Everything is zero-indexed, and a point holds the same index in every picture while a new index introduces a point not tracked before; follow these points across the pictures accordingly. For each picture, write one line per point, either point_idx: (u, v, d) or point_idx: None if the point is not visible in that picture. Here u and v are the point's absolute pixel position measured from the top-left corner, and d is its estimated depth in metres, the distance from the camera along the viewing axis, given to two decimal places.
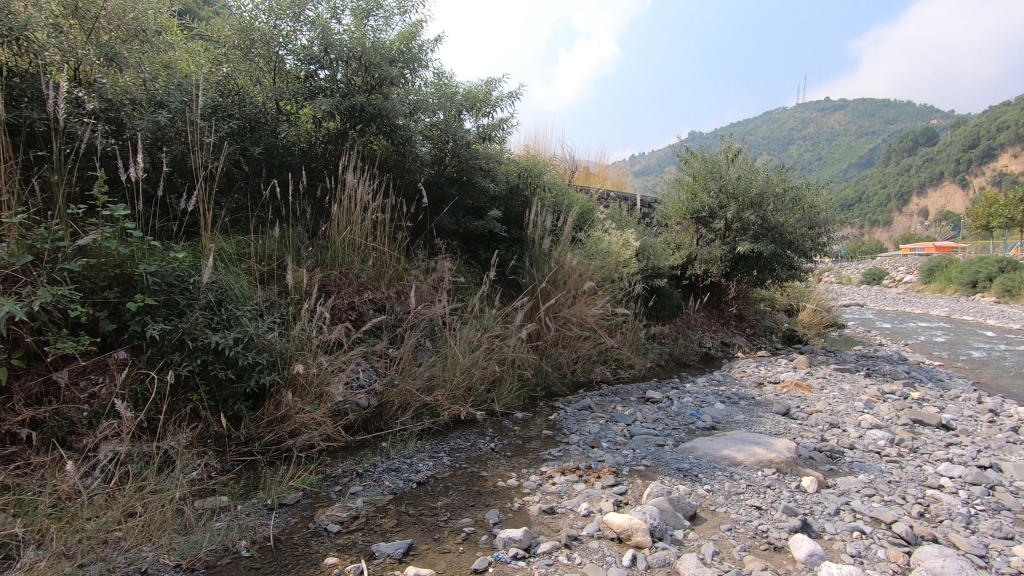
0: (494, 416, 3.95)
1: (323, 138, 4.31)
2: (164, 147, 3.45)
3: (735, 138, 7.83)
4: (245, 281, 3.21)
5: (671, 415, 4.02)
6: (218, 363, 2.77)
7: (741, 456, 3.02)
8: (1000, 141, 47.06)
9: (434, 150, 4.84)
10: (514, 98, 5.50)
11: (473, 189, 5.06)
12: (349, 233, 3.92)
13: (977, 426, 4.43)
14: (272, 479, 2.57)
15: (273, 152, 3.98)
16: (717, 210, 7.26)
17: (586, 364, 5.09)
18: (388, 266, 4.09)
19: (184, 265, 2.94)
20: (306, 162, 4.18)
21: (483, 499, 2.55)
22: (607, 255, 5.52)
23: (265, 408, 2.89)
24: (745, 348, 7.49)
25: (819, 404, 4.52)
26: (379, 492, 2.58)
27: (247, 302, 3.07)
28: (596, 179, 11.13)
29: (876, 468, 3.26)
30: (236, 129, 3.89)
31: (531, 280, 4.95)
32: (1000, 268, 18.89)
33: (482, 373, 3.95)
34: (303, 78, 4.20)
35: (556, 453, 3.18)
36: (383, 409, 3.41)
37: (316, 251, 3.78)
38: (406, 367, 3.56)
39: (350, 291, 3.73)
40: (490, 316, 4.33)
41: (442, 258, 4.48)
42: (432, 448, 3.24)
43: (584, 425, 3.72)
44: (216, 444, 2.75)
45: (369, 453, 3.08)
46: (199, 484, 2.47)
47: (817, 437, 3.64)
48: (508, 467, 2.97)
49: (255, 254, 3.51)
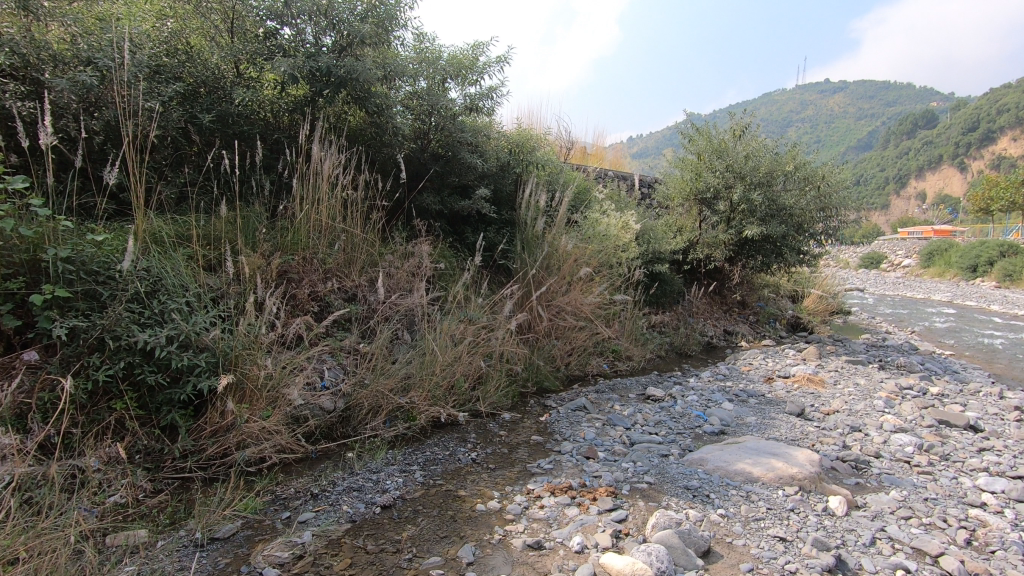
0: (479, 417, 3.57)
1: (288, 106, 3.83)
2: (95, 113, 2.97)
3: (744, 114, 7.34)
4: (186, 267, 2.76)
5: (675, 416, 3.64)
6: (147, 367, 2.36)
7: (757, 470, 2.62)
8: (1001, 123, 46.45)
9: (416, 123, 4.44)
10: (503, 64, 5.02)
11: (459, 165, 4.62)
12: (314, 213, 3.47)
13: (1005, 427, 4.07)
14: (208, 505, 2.17)
15: (227, 121, 3.49)
16: (722, 190, 6.80)
17: (581, 357, 4.72)
18: (360, 250, 3.66)
19: (107, 250, 2.49)
20: (266, 133, 3.71)
21: (457, 529, 2.15)
22: (605, 239, 5.11)
23: (207, 416, 2.50)
24: (749, 337, 7.13)
25: (836, 402, 4.14)
26: (334, 520, 2.18)
27: (186, 292, 2.63)
28: (594, 158, 10.68)
29: (908, 482, 2.87)
30: (185, 93, 3.39)
31: (521, 266, 4.50)
32: (1001, 252, 18.54)
33: (466, 369, 3.55)
34: (263, 36, 3.71)
35: (546, 465, 2.79)
36: (351, 413, 3.01)
37: (276, 234, 3.33)
38: (378, 365, 3.16)
39: (313, 279, 3.28)
40: (476, 305, 3.92)
41: (421, 242, 4.03)
42: (404, 459, 2.82)
43: (578, 430, 3.33)
44: (147, 459, 2.36)
45: (331, 467, 2.67)
46: (116, 515, 2.07)
47: (838, 444, 3.25)
48: (490, 485, 2.57)
49: (203, 238, 3.06)
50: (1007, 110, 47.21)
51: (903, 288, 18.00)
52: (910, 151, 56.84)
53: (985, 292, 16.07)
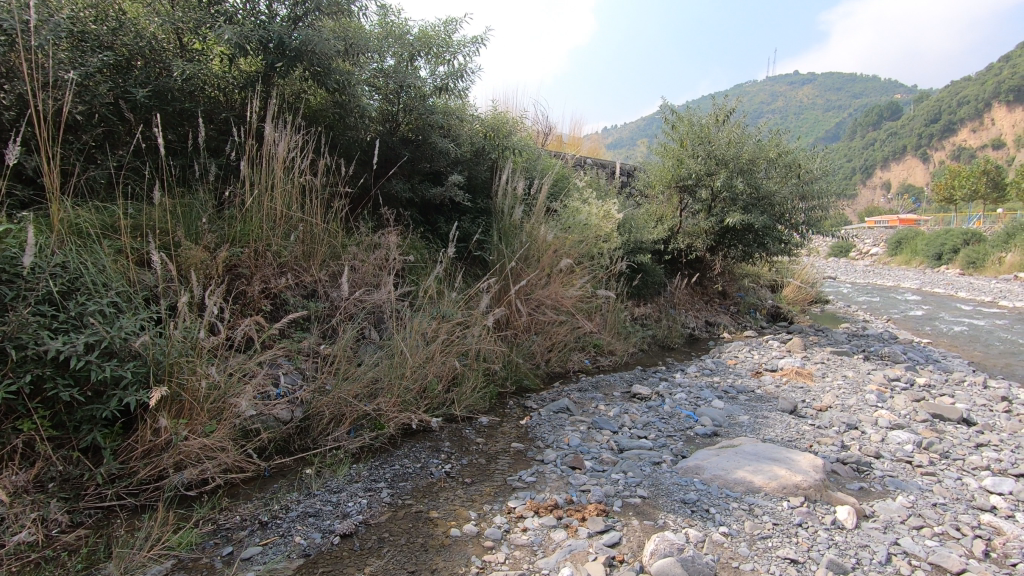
0: (455, 421, 3.29)
1: (237, 82, 3.45)
2: (6, 85, 2.59)
3: (728, 100, 7.15)
4: (112, 262, 2.39)
5: (664, 417, 3.41)
6: (61, 380, 2.01)
7: (759, 479, 2.40)
8: (962, 115, 47.75)
9: (383, 104, 4.11)
10: (477, 41, 4.70)
11: (431, 150, 4.31)
12: (266, 201, 3.11)
13: (997, 419, 3.96)
14: (133, 543, 1.84)
15: (166, 97, 3.08)
16: (703, 177, 6.60)
17: (562, 353, 4.48)
18: (320, 242, 3.33)
19: (13, 244, 2.12)
20: (213, 111, 3.32)
21: (428, 561, 1.87)
22: (586, 228, 4.85)
23: (138, 434, 2.16)
24: (731, 327, 6.98)
25: (827, 398, 3.98)
26: (283, 555, 1.87)
27: (112, 291, 2.27)
28: (571, 147, 10.44)
29: (914, 485, 2.69)
30: (116, 64, 2.97)
31: (498, 258, 4.21)
32: (965, 241, 18.92)
33: (439, 370, 3.26)
34: (207, 3, 3.32)
35: (529, 478, 2.53)
36: (310, 423, 2.70)
37: (223, 224, 2.97)
38: (341, 369, 2.85)
39: (266, 274, 2.94)
40: (450, 301, 3.61)
41: (389, 232, 3.71)
42: (369, 475, 2.52)
43: (561, 435, 3.07)
44: (65, 487, 2.01)
45: (285, 487, 2.36)
46: (19, 559, 1.72)
47: (836, 444, 3.07)
48: (466, 503, 2.30)
49: (137, 229, 2.69)
50: (968, 102, 48.50)
51: (873, 276, 18.23)
52: (877, 142, 58.12)
53: (952, 279, 16.36)
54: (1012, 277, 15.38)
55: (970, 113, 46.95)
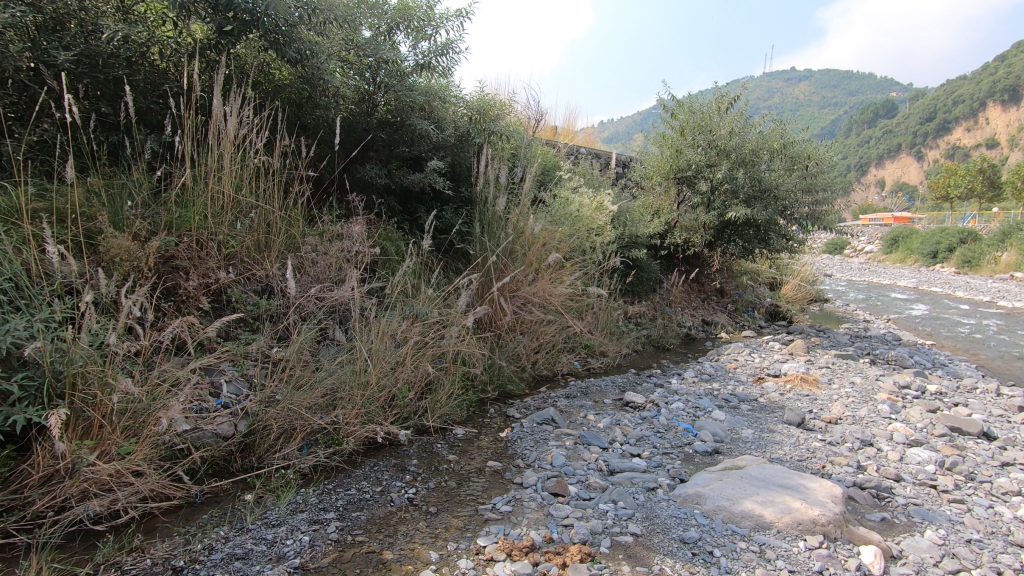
0: (426, 433, 2.94)
1: (185, 49, 3.07)
2: None
3: (733, 88, 6.77)
4: (11, 250, 2.01)
5: (660, 431, 3.08)
6: None
7: (769, 513, 2.06)
8: (958, 113, 47.57)
9: (358, 82, 3.74)
10: (463, 16, 4.32)
11: (408, 132, 3.93)
12: (212, 183, 2.74)
13: (1018, 431, 3.64)
14: None
15: (97, 63, 2.73)
16: (704, 168, 6.26)
17: (549, 354, 4.13)
18: (276, 231, 2.96)
19: None
20: (156, 81, 2.95)
21: None
22: (577, 220, 4.50)
23: (34, 458, 1.79)
24: (729, 327, 6.65)
25: (836, 408, 3.66)
26: None
27: (5, 285, 1.90)
28: (564, 137, 10.08)
29: (941, 515, 2.36)
30: (38, 23, 2.59)
31: (481, 250, 3.85)
32: (961, 239, 18.65)
33: (409, 376, 2.91)
34: None
35: (505, 508, 2.18)
36: (253, 440, 2.34)
37: (160, 208, 2.60)
38: (293, 376, 2.49)
39: (208, 266, 2.56)
40: (424, 298, 3.25)
41: (357, 220, 3.34)
42: (318, 502, 2.17)
43: (545, 452, 2.73)
44: None
45: (214, 519, 2.00)
46: None
47: (852, 465, 2.74)
48: (427, 540, 1.95)
49: (52, 213, 2.31)
50: (965, 99, 48.32)
51: (869, 274, 17.95)
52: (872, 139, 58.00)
53: (949, 278, 16.13)
54: (1007, 276, 15.21)
55: (966, 112, 46.80)
